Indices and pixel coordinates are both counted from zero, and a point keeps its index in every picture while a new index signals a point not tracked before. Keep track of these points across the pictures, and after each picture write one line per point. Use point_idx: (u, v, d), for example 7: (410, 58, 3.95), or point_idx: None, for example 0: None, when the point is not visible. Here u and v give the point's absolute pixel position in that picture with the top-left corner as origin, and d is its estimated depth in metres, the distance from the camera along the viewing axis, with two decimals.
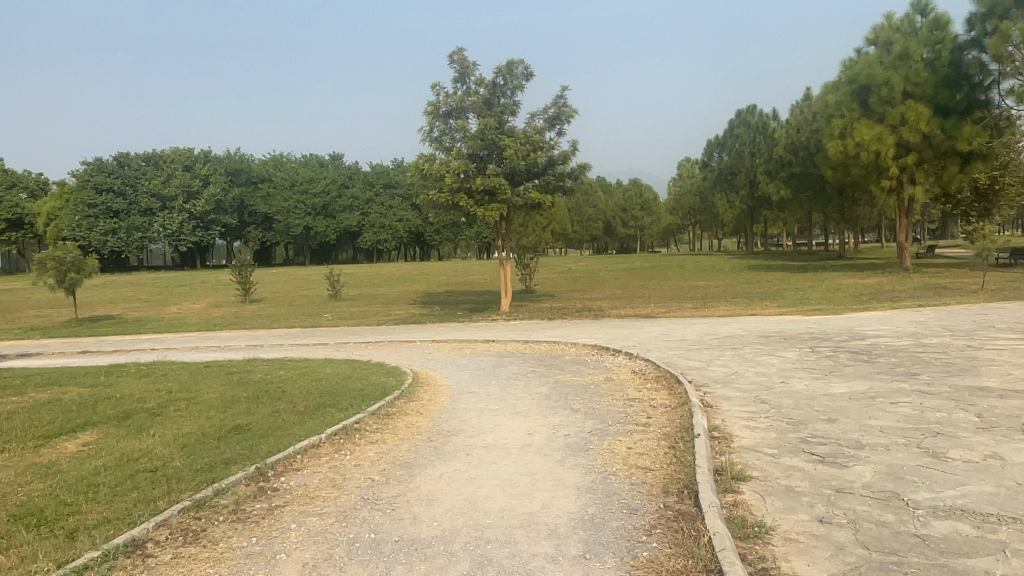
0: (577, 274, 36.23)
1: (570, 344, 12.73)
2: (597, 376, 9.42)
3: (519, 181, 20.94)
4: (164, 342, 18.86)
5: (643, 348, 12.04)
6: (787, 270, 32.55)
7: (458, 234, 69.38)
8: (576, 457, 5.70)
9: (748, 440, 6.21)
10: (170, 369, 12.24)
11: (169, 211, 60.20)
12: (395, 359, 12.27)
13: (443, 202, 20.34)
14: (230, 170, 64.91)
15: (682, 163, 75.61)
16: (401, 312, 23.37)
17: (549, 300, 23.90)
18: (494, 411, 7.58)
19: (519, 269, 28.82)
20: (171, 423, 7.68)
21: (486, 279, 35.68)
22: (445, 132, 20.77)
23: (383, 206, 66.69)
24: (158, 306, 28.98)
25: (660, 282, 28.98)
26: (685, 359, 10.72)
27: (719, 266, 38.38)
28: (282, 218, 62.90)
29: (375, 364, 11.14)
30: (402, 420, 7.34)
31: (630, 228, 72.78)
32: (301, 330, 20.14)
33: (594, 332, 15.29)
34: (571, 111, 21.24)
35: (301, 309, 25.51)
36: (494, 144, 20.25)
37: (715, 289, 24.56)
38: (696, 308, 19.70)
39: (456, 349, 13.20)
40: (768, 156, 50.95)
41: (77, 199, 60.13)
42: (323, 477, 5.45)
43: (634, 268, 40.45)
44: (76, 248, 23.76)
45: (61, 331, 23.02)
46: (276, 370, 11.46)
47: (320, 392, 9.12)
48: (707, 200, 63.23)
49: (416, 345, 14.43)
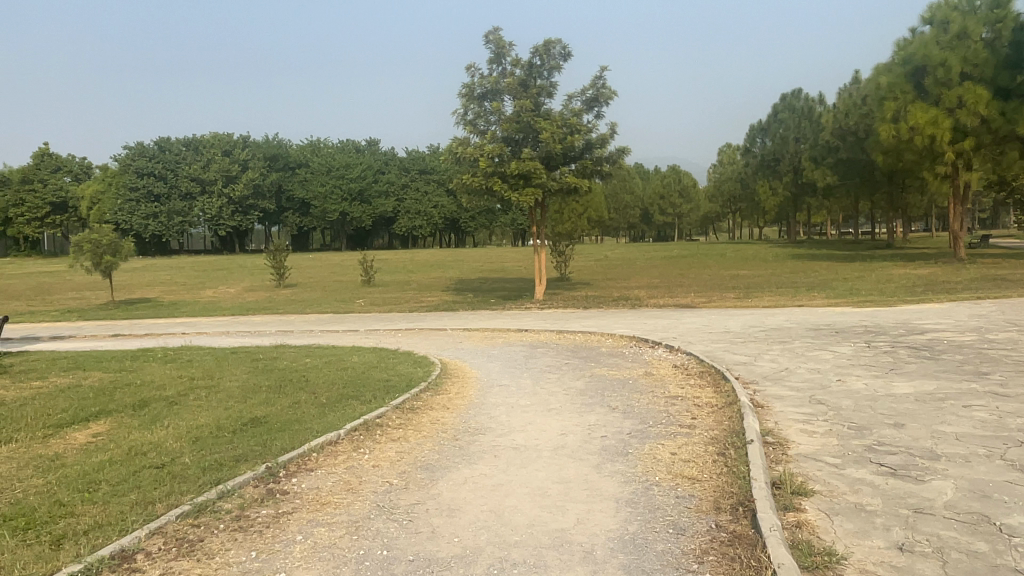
0: (613, 262, 35.48)
1: (607, 335, 12.15)
2: (636, 370, 8.84)
3: (555, 165, 20.32)
4: (196, 326, 18.75)
5: (683, 340, 11.43)
6: (834, 259, 31.36)
7: (493, 220, 68.91)
8: (615, 463, 5.17)
9: (807, 447, 5.59)
10: (196, 354, 11.97)
11: (208, 196, 60.82)
12: (424, 348, 11.83)
13: (477, 186, 19.84)
14: (268, 156, 65.33)
15: (722, 149, 73.96)
16: (434, 298, 22.99)
17: (585, 289, 23.28)
18: (525, 408, 7.07)
19: (555, 256, 28.23)
20: (187, 413, 7.32)
21: (520, 266, 35.18)
22: (480, 114, 20.26)
23: (419, 191, 66.44)
24: (194, 290, 29.09)
25: (700, 271, 28.14)
26: (729, 353, 10.09)
27: (761, 255, 37.24)
28: (318, 204, 63.09)
29: (403, 353, 10.71)
30: (427, 415, 6.85)
31: (669, 216, 71.54)
32: (332, 315, 19.85)
33: (632, 322, 14.68)
34: (609, 93, 20.53)
35: (334, 294, 25.32)
36: (530, 127, 19.66)
37: (759, 279, 23.68)
38: (739, 298, 18.90)
39: (488, 339, 12.72)
40: (814, 142, 49.39)
41: (119, 183, 61.17)
42: (338, 479, 4.97)
43: (673, 256, 39.50)
44: (112, 231, 23.82)
45: (98, 314, 23.15)
46: (302, 357, 11.09)
47: (344, 382, 8.68)
48: (749, 187, 61.69)
49: (447, 333, 13.98)
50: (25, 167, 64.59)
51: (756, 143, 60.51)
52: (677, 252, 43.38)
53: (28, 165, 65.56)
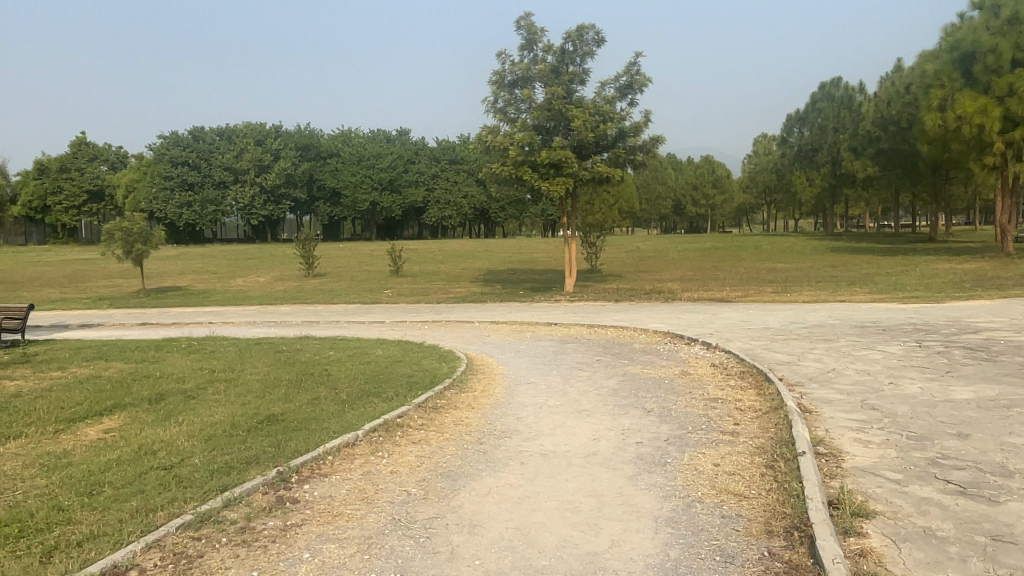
0: (645, 254, 34.86)
1: (640, 330, 11.69)
2: (672, 369, 8.37)
3: (587, 154, 19.81)
4: (224, 315, 18.67)
5: (721, 337, 10.93)
6: (875, 253, 30.37)
7: (523, 211, 68.49)
8: (652, 475, 4.75)
9: (864, 460, 5.11)
10: (220, 345, 11.77)
11: (241, 185, 61.28)
12: (450, 341, 11.48)
13: (506, 175, 19.43)
14: (300, 145, 65.66)
15: (758, 139, 72.52)
16: (462, 290, 22.67)
17: (616, 281, 22.76)
18: (554, 409, 6.66)
19: (585, 247, 27.75)
20: (203, 408, 7.05)
21: (551, 257, 34.75)
22: (511, 102, 19.81)
23: (449, 181, 66.20)
24: (225, 279, 29.20)
25: (735, 264, 27.42)
26: (771, 351, 9.57)
27: (798, 247, 36.32)
28: (349, 193, 63.21)
29: (428, 347, 10.37)
30: (450, 415, 6.47)
31: (701, 207, 70.44)
32: (359, 306, 19.66)
33: (665, 317, 14.18)
34: (644, 80, 19.94)
35: (362, 284, 25.18)
36: (561, 115, 19.18)
37: (796, 272, 22.96)
38: (777, 292, 18.26)
39: (516, 333, 12.33)
40: (853, 132, 48.03)
41: (155, 172, 62.04)
42: (352, 487, 4.61)
43: (706, 248, 38.73)
44: (143, 219, 23.92)
45: (129, 302, 23.30)
46: (326, 350, 10.82)
47: (366, 378, 8.35)
48: (784, 178, 60.38)
49: (474, 326, 13.63)
50: (64, 156, 65.89)
51: (793, 133, 59.13)
52: (710, 244, 42.55)
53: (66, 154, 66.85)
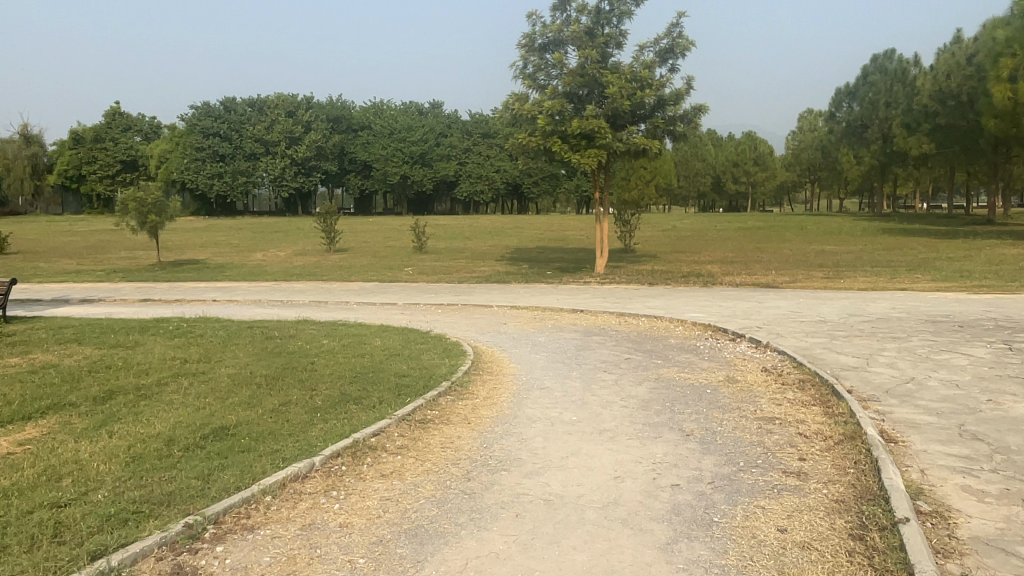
0: (683, 234, 33.13)
1: (677, 321, 10.29)
2: (716, 374, 6.98)
3: (621, 125, 18.23)
4: (232, 292, 17.63)
5: (770, 332, 9.46)
6: (932, 236, 28.22)
7: (557, 186, 66.80)
8: (694, 546, 3.43)
9: (986, 527, 3.71)
10: (209, 328, 10.65)
11: (272, 156, 60.58)
12: (461, 329, 10.21)
13: (534, 146, 18.01)
14: (332, 117, 64.56)
15: (803, 115, 69.52)
16: (487, 269, 21.34)
17: (651, 262, 21.22)
18: (568, 429, 5.33)
19: (619, 226, 26.20)
20: (147, 413, 5.89)
21: (583, 236, 33.19)
22: (540, 67, 18.33)
23: (481, 155, 64.65)
24: (245, 252, 28.31)
25: (780, 245, 25.63)
26: (832, 352, 8.10)
27: (847, 228, 34.22)
28: (379, 166, 62.02)
29: (433, 338, 9.10)
30: (438, 436, 5.17)
31: (742, 185, 67.85)
32: (377, 285, 18.44)
33: (704, 305, 12.70)
34: (687, 44, 18.29)
35: (384, 261, 24.00)
36: (595, 81, 17.68)
37: (849, 256, 21.17)
38: (829, 278, 16.60)
39: (537, 321, 10.98)
40: (907, 107, 45.33)
41: (187, 143, 61.73)
42: (277, 555, 3.36)
43: (747, 228, 36.78)
44: (157, 189, 23.00)
45: (142, 275, 22.45)
46: (321, 337, 9.61)
47: (352, 376, 7.07)
48: (831, 155, 57.68)
49: (491, 311, 12.33)
50: (99, 126, 65.90)
51: (841, 108, 56.21)
52: (751, 224, 40.49)
53: (100, 124, 66.87)
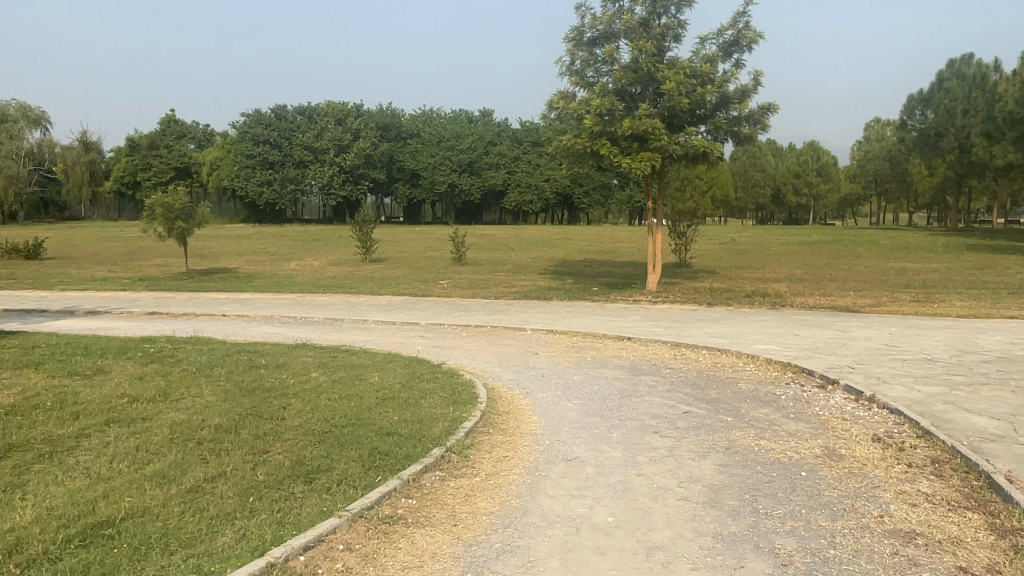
0: (742, 248, 30.78)
1: (746, 358, 8.35)
2: (809, 447, 5.08)
3: (679, 125, 16.29)
4: (249, 305, 16.24)
5: (866, 376, 7.49)
6: (1021, 254, 25.43)
7: (609, 197, 64.81)
8: None
9: None
10: (192, 353, 9.16)
11: (321, 164, 60.11)
12: (479, 361, 8.48)
13: (580, 149, 16.27)
14: (381, 125, 63.88)
15: (869, 124, 66.15)
16: (528, 283, 19.61)
17: (710, 279, 19.17)
18: (599, 545, 3.55)
19: (674, 238, 24.17)
20: (26, 488, 4.34)
21: (634, 249, 31.12)
22: (589, 62, 16.59)
23: (531, 163, 63.01)
24: (280, 261, 27.18)
25: (853, 262, 23.24)
26: (959, 411, 6.08)
27: (925, 244, 31.34)
28: (427, 175, 60.98)
29: (443, 375, 7.39)
30: (404, 552, 3.46)
31: (803, 197, 64.59)
32: (404, 299, 16.87)
33: (777, 335, 10.70)
34: (754, 36, 16.32)
35: (418, 273, 22.49)
36: (650, 77, 15.87)
37: (935, 276, 18.77)
38: (919, 303, 14.36)
39: (575, 352, 9.18)
40: (986, 115, 42.14)
41: (238, 150, 61.76)
42: None
43: (811, 242, 34.23)
44: (186, 194, 21.95)
45: (167, 284, 21.36)
46: (311, 369, 7.96)
47: (322, 433, 5.39)
48: (901, 166, 54.32)
49: (523, 337, 10.57)
50: (154, 133, 66.57)
51: (914, 116, 52.55)
52: (816, 237, 37.89)
53: (155, 131, 67.63)
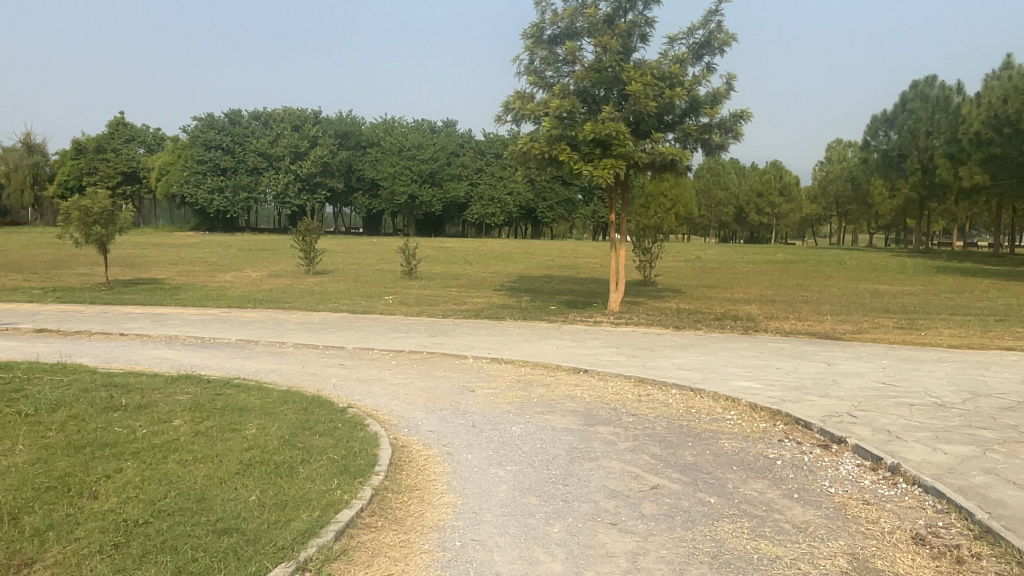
0: (709, 266, 29.63)
1: (724, 402, 6.87)
2: (829, 556, 3.56)
3: (645, 132, 14.86)
4: (163, 321, 14.36)
5: (875, 431, 6.00)
6: (992, 278, 24.68)
7: (573, 211, 63.61)
8: None
9: None
10: (42, 386, 7.33)
11: (276, 171, 58.00)
12: (395, 402, 6.83)
13: (538, 155, 14.79)
14: (340, 133, 62.07)
15: (830, 145, 66.53)
16: (480, 301, 18.01)
17: (677, 299, 17.82)
18: None
19: (638, 255, 22.84)
20: None
21: (595, 265, 29.78)
22: (549, 61, 15.16)
23: (494, 176, 61.54)
24: (216, 273, 25.13)
25: (824, 283, 22.15)
26: (1007, 487, 4.63)
27: (894, 264, 30.58)
28: (387, 185, 59.23)
29: (345, 425, 5.72)
30: None
31: (766, 216, 64.29)
32: (340, 317, 15.14)
33: (755, 368, 9.25)
34: (727, 37, 15.04)
35: (363, 287, 20.75)
36: (615, 78, 14.49)
37: (913, 300, 17.68)
38: (905, 331, 13.12)
39: (519, 389, 7.58)
40: (949, 136, 41.94)
41: (188, 156, 59.16)
42: None
43: (778, 261, 33.25)
44: (107, 197, 19.95)
45: (81, 295, 19.29)
46: (177, 414, 6.22)
47: (127, 532, 3.70)
48: (862, 186, 54.18)
49: (462, 368, 8.95)
50: (101, 136, 63.62)
51: (877, 136, 52.24)
52: (781, 257, 37.06)
53: (102, 133, 64.62)
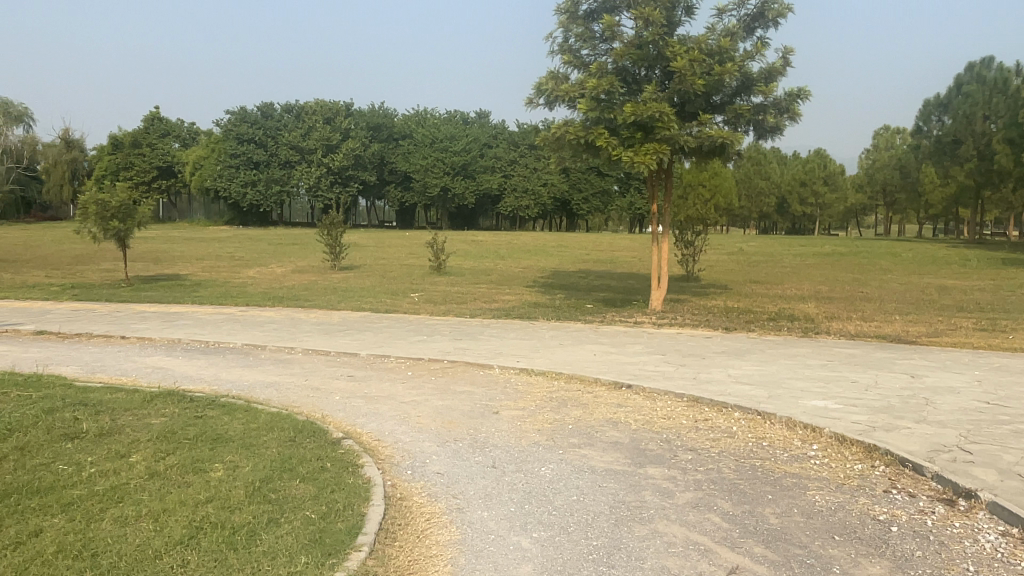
0: (754, 259, 28.14)
1: (804, 432, 5.60)
2: None
3: (691, 113, 13.51)
4: (174, 322, 13.49)
5: (1003, 476, 4.69)
6: None
7: (609, 203, 62.04)
8: None
9: None
10: (3, 405, 6.37)
11: (308, 165, 57.46)
12: (400, 430, 5.70)
13: (572, 141, 13.58)
14: (372, 125, 61.41)
15: (878, 132, 63.88)
16: (511, 298, 16.84)
17: (724, 297, 16.45)
18: None
19: (680, 248, 21.46)
20: None
21: (633, 259, 28.44)
22: (584, 38, 13.88)
23: (528, 167, 60.13)
24: (240, 268, 24.37)
25: (882, 278, 20.52)
26: None
27: (955, 257, 28.60)
28: (419, 177, 58.27)
29: (335, 466, 4.58)
30: None
31: (809, 206, 61.96)
32: (361, 317, 14.14)
33: (826, 382, 7.94)
34: (782, 8, 13.62)
35: (389, 283, 19.77)
36: (658, 54, 13.18)
37: (987, 297, 16.05)
38: (988, 334, 11.62)
39: (551, 411, 6.39)
40: (1010, 120, 39.37)
41: (222, 149, 58.97)
42: None
43: (828, 254, 31.51)
44: (126, 191, 19.23)
45: (99, 292, 18.63)
46: (140, 446, 5.16)
47: None
48: (912, 175, 51.61)
49: (485, 380, 7.81)
50: (137, 131, 63.85)
51: (931, 122, 49.53)
52: (829, 249, 35.22)
53: (138, 128, 64.91)
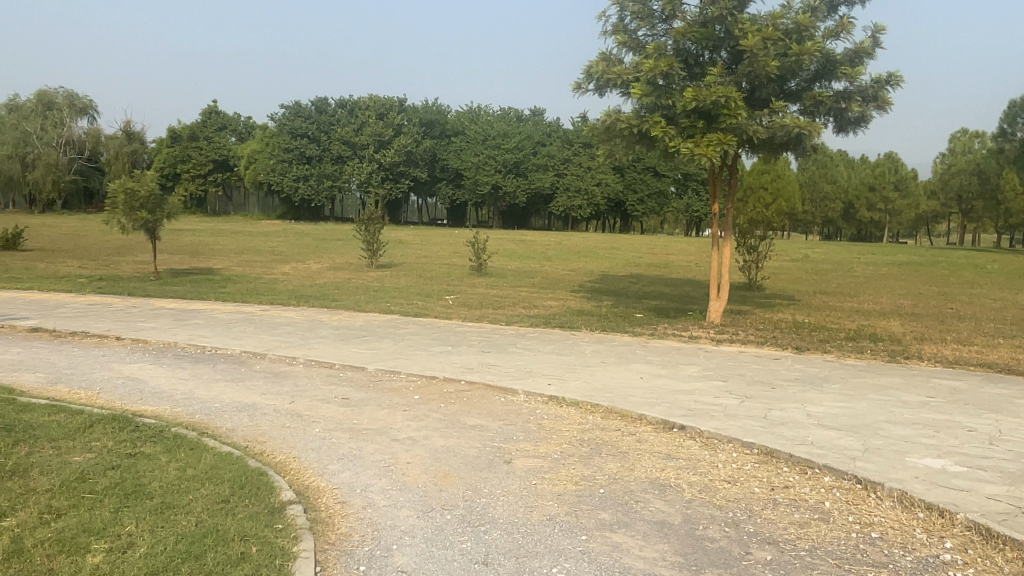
0: (821, 267, 26.05)
1: (932, 521, 4.00)
2: None
3: (762, 100, 11.84)
4: (185, 321, 12.47)
5: None
6: None
7: (665, 205, 59.85)
8: None
9: None
10: None
11: (360, 160, 56.93)
12: (374, 490, 4.26)
13: (624, 130, 12.06)
14: (424, 122, 60.71)
15: (955, 135, 60.00)
16: (555, 304, 15.39)
17: (791, 309, 14.66)
18: None
19: (741, 253, 19.64)
20: None
21: (689, 264, 26.64)
22: (641, 15, 12.33)
23: (581, 166, 58.28)
24: (278, 263, 23.52)
25: (970, 292, 18.32)
26: None
27: None
28: (470, 175, 57.30)
29: (253, 559, 3.20)
30: None
31: (878, 212, 58.55)
32: (385, 321, 12.91)
33: (935, 428, 6.25)
34: None
35: (424, 284, 18.52)
36: (725, 31, 11.55)
37: None
38: None
39: (580, 462, 4.94)
40: None
41: (275, 144, 58.92)
42: None
43: (903, 263, 29.10)
44: (155, 180, 18.47)
45: (125, 285, 17.87)
46: (20, 506, 3.86)
47: None
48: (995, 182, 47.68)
49: (505, 411, 6.38)
50: (195, 124, 64.42)
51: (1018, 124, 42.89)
52: (903, 258, 32.64)
53: (197, 122, 65.48)
